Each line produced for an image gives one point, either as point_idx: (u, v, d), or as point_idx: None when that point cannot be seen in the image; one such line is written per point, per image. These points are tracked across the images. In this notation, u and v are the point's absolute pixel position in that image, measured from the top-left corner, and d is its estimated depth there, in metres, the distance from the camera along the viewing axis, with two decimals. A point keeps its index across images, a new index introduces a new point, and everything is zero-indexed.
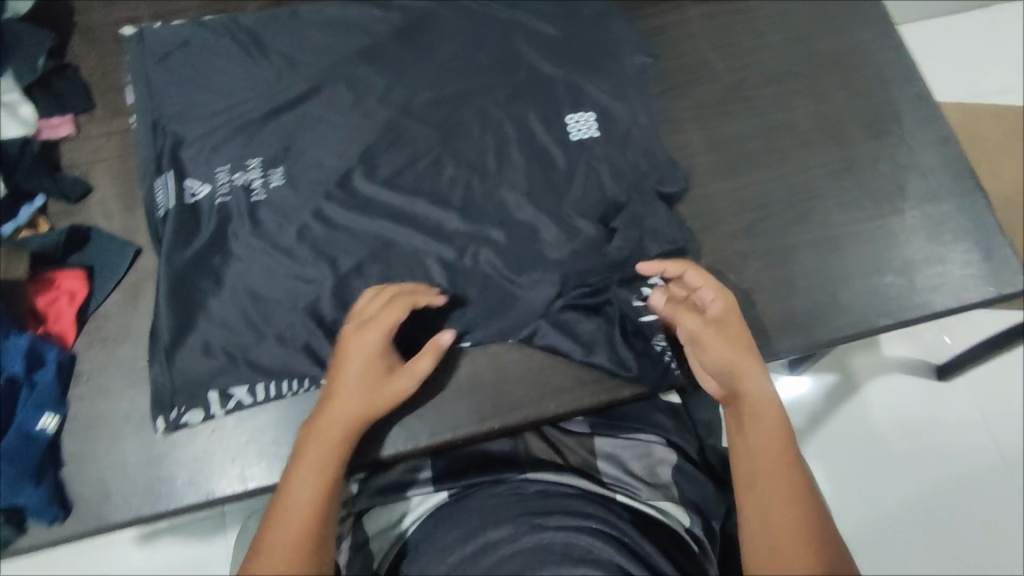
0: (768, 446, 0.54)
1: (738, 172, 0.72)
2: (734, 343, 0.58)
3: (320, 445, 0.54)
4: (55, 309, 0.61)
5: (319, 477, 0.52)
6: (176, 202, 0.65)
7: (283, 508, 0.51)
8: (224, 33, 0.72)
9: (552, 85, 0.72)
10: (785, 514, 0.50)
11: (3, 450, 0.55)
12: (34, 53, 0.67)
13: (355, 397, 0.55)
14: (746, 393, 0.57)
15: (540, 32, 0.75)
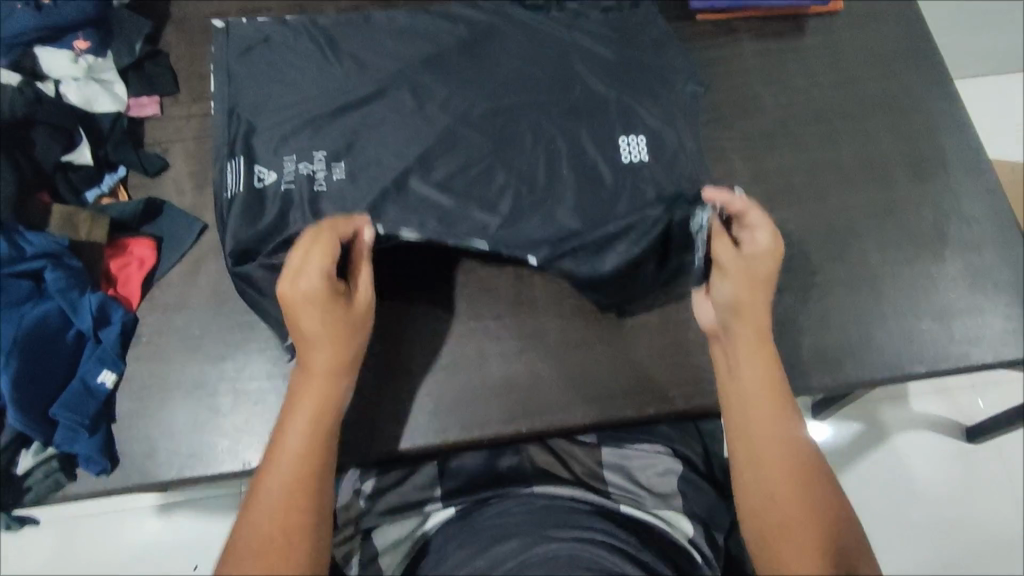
0: (763, 390, 0.57)
1: (781, 206, 0.73)
2: (750, 285, 0.61)
3: (317, 370, 0.56)
4: (125, 273, 0.66)
5: (317, 405, 0.55)
6: (245, 186, 0.69)
7: (286, 431, 0.54)
8: (303, 32, 0.77)
9: (607, 107, 0.75)
10: (770, 445, 0.54)
11: (65, 399, 0.59)
12: (132, 38, 0.73)
13: (332, 322, 0.56)
14: (751, 343, 0.59)
15: (600, 56, 0.78)
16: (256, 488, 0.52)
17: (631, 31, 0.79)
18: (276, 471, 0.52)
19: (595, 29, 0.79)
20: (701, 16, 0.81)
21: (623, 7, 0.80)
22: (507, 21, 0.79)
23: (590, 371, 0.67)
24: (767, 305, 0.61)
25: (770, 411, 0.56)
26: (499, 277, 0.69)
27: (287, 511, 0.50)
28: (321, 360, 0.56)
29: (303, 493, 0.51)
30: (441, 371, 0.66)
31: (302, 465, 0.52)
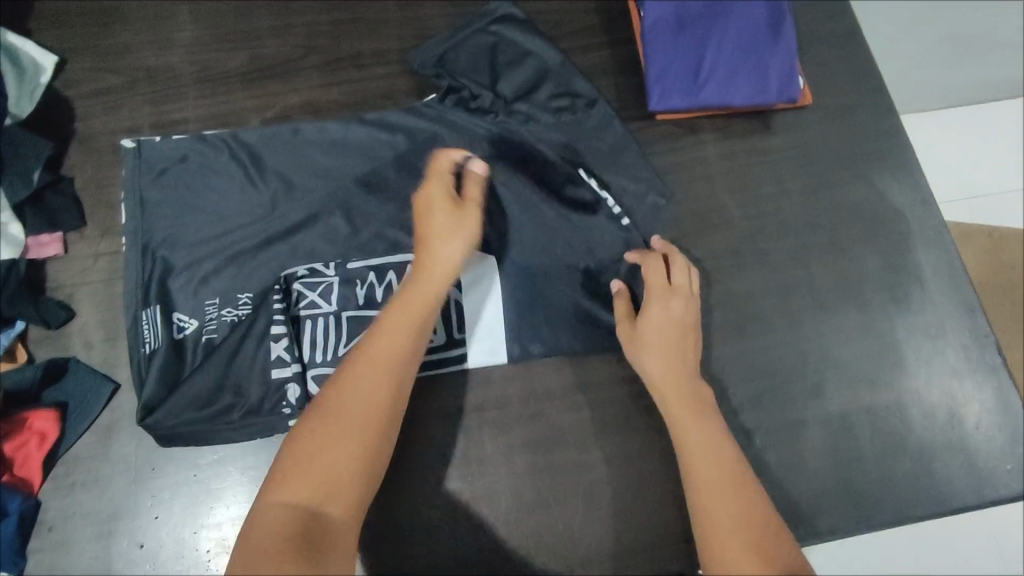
0: (720, 472, 0.52)
1: (748, 334, 0.68)
2: (668, 347, 0.60)
3: (429, 264, 0.56)
4: (23, 453, 0.59)
5: (421, 302, 0.54)
6: (164, 340, 0.62)
7: (378, 333, 0.52)
8: (222, 149, 0.68)
9: (562, 226, 0.67)
10: (729, 506, 0.50)
11: None
12: (28, 167, 0.65)
13: (462, 240, 0.56)
14: (676, 397, 0.57)
15: (552, 166, 0.69)
16: (333, 391, 0.49)
17: (588, 135, 0.71)
18: (358, 377, 0.49)
19: (548, 134, 0.70)
20: (661, 115, 0.75)
21: (578, 107, 0.71)
22: (448, 128, 0.70)
23: (545, 537, 0.61)
24: (682, 347, 0.60)
25: (708, 453, 0.54)
26: (445, 433, 0.63)
27: (365, 419, 0.48)
28: (452, 255, 0.56)
29: (382, 410, 0.49)
30: (382, 548, 0.60)
31: (380, 380, 0.50)
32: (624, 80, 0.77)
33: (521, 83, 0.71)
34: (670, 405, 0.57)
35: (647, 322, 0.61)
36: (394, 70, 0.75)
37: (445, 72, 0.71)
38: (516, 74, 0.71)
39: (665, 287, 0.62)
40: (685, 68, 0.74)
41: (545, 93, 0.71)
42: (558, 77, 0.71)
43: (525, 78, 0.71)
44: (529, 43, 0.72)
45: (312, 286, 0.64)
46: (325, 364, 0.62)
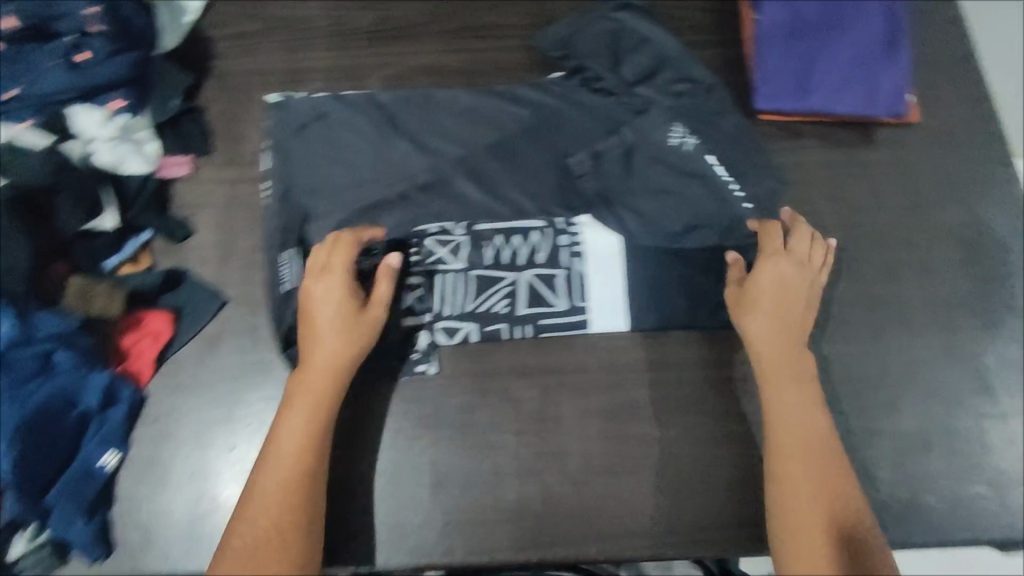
0: (817, 432, 0.60)
1: (830, 340, 0.68)
2: (786, 323, 0.64)
3: (318, 366, 0.60)
4: (137, 349, 0.63)
5: (329, 373, 0.60)
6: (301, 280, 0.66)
7: (280, 440, 0.58)
8: (360, 110, 0.74)
9: (682, 207, 0.71)
10: (811, 495, 0.57)
11: (65, 482, 0.58)
12: (170, 93, 0.70)
13: (338, 314, 0.61)
14: (790, 353, 0.63)
15: (676, 150, 0.73)
16: (257, 473, 0.57)
17: (708, 119, 0.75)
18: (271, 477, 0.56)
19: (667, 122, 0.74)
20: (762, 115, 0.76)
21: (697, 92, 0.75)
22: (572, 106, 0.75)
23: (608, 502, 0.62)
24: (798, 325, 0.65)
25: (810, 412, 0.61)
26: (524, 390, 0.65)
27: (279, 504, 0.55)
28: (330, 350, 0.61)
29: (302, 472, 0.57)
30: (451, 487, 0.62)
31: (299, 468, 0.57)
32: (732, 78, 0.78)
33: (638, 69, 0.76)
34: (785, 360, 0.63)
35: (767, 299, 0.65)
36: (512, 45, 0.79)
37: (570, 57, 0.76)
38: (638, 58, 0.76)
39: (788, 255, 0.67)
40: (796, 72, 0.75)
41: (663, 79, 0.76)
42: (675, 66, 0.76)
43: (643, 64, 0.76)
44: (651, 31, 0.76)
45: (442, 244, 0.68)
46: (451, 317, 0.66)
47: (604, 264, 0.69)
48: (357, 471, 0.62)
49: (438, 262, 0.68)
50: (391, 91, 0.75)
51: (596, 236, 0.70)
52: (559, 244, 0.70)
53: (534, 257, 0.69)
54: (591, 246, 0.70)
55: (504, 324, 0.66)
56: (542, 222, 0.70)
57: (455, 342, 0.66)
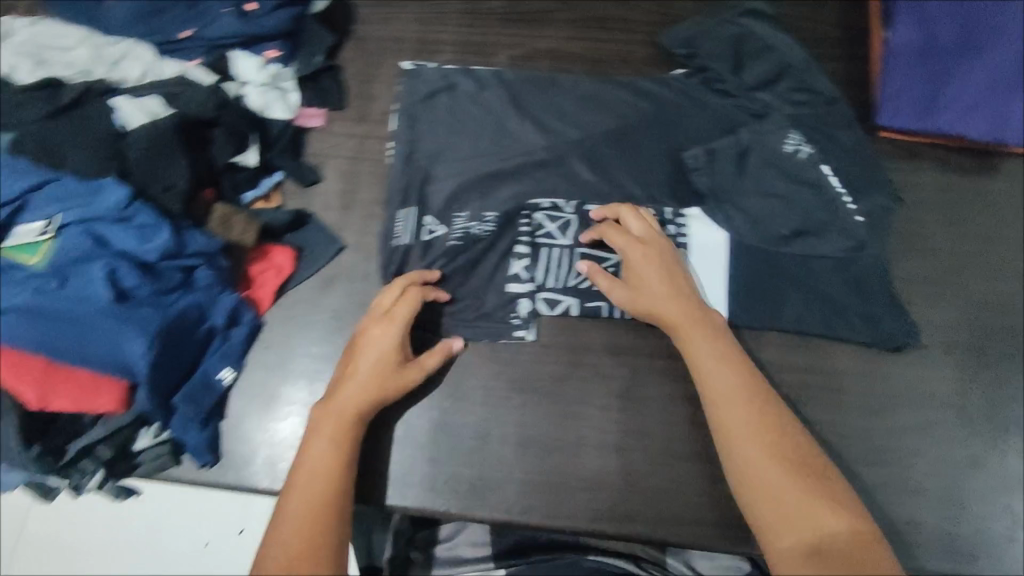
0: (744, 395, 0.58)
1: (931, 363, 0.67)
2: (672, 293, 0.63)
3: (348, 399, 0.59)
4: (262, 278, 0.68)
5: (360, 399, 0.60)
6: (415, 238, 0.70)
7: (306, 467, 0.56)
8: (488, 87, 0.77)
9: (794, 214, 0.70)
10: (781, 479, 0.53)
11: (188, 389, 0.62)
12: (315, 50, 0.75)
13: (384, 343, 0.62)
14: (693, 323, 0.62)
15: (790, 157, 0.72)
16: (285, 497, 0.55)
17: (828, 129, 0.74)
18: (299, 500, 0.55)
19: (785, 126, 0.73)
20: (882, 132, 0.75)
21: (816, 103, 0.75)
22: (689, 102, 0.77)
23: (689, 489, 0.62)
24: (660, 288, 0.63)
25: (732, 379, 0.59)
26: (614, 368, 0.67)
27: (309, 524, 0.54)
28: (371, 395, 0.60)
29: (331, 497, 0.55)
30: (537, 448, 0.64)
31: (327, 491, 0.55)
32: (853, 92, 0.78)
33: (761, 74, 0.76)
34: (681, 327, 0.62)
35: (642, 275, 0.64)
36: (633, 39, 0.81)
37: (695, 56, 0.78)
38: (760, 64, 0.76)
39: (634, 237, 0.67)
40: (924, 91, 0.74)
41: (784, 86, 0.75)
42: (797, 74, 0.75)
43: (766, 69, 0.76)
44: (775, 37, 0.76)
45: (552, 219, 0.71)
46: (554, 290, 0.69)
47: (707, 256, 0.70)
48: (448, 421, 0.65)
49: (547, 236, 0.70)
50: (516, 71, 0.79)
51: (701, 229, 0.71)
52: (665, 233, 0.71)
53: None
54: (692, 238, 0.71)
55: (605, 304, 0.68)
56: (651, 209, 0.72)
57: (555, 314, 0.68)
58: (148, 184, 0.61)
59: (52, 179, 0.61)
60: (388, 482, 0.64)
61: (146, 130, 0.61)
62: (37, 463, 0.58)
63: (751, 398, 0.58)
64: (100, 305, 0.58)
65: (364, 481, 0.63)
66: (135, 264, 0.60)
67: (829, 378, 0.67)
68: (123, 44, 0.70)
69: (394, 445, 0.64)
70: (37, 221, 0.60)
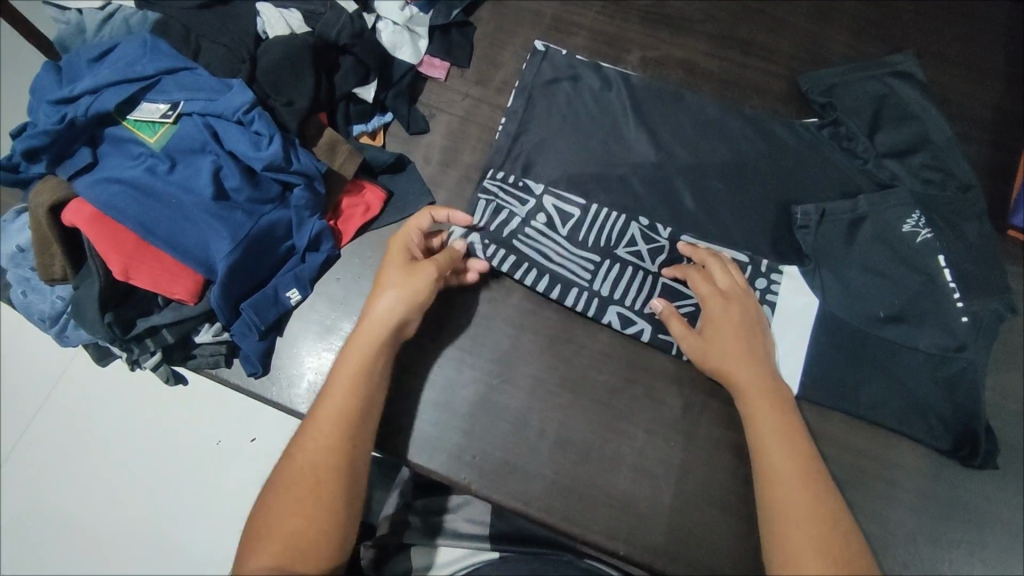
0: (796, 466, 0.54)
1: (1000, 484, 0.63)
2: (739, 345, 0.60)
3: (374, 325, 0.58)
4: (350, 212, 0.69)
5: (360, 377, 0.56)
6: (493, 218, 0.68)
7: (322, 402, 0.55)
8: (611, 88, 0.74)
9: (897, 300, 0.66)
10: (820, 561, 0.49)
11: (258, 299, 0.64)
12: (455, 4, 0.75)
13: (402, 284, 0.59)
14: (759, 388, 0.58)
15: (904, 239, 0.67)
16: (302, 431, 0.55)
17: (954, 219, 0.68)
18: (308, 438, 0.54)
19: (908, 205, 0.68)
20: (1012, 232, 0.71)
21: (947, 186, 0.69)
22: (813, 155, 0.72)
23: (711, 533, 0.61)
24: (734, 345, 0.60)
25: (782, 443, 0.55)
26: (667, 394, 0.65)
27: (317, 465, 0.52)
28: (390, 315, 0.59)
29: (333, 471, 0.52)
30: (572, 452, 0.63)
31: (337, 425, 0.54)
32: (990, 183, 0.73)
33: (895, 143, 0.71)
34: (741, 381, 0.59)
35: (709, 323, 0.62)
36: (772, 68, 0.77)
37: (831, 106, 0.74)
38: (899, 131, 0.71)
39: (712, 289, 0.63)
40: None
41: (918, 160, 0.70)
42: (936, 151, 0.70)
43: (904, 138, 0.71)
44: (922, 107, 0.72)
45: (647, 238, 0.68)
46: (629, 309, 0.67)
47: (794, 321, 0.67)
48: (492, 399, 0.65)
49: (635, 254, 0.68)
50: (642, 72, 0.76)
51: (794, 290, 0.67)
52: (754, 286, 0.67)
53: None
54: (780, 296, 0.67)
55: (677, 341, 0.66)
56: (746, 257, 0.68)
57: (626, 333, 0.67)
58: (272, 95, 0.64)
59: (185, 68, 0.63)
60: (421, 442, 0.64)
61: (284, 43, 0.64)
62: (108, 330, 0.60)
63: (801, 467, 0.54)
64: (201, 200, 0.60)
65: (398, 434, 0.64)
66: (241, 169, 0.62)
67: (886, 467, 0.64)
68: None
69: (434, 407, 0.65)
70: (160, 104, 0.62)
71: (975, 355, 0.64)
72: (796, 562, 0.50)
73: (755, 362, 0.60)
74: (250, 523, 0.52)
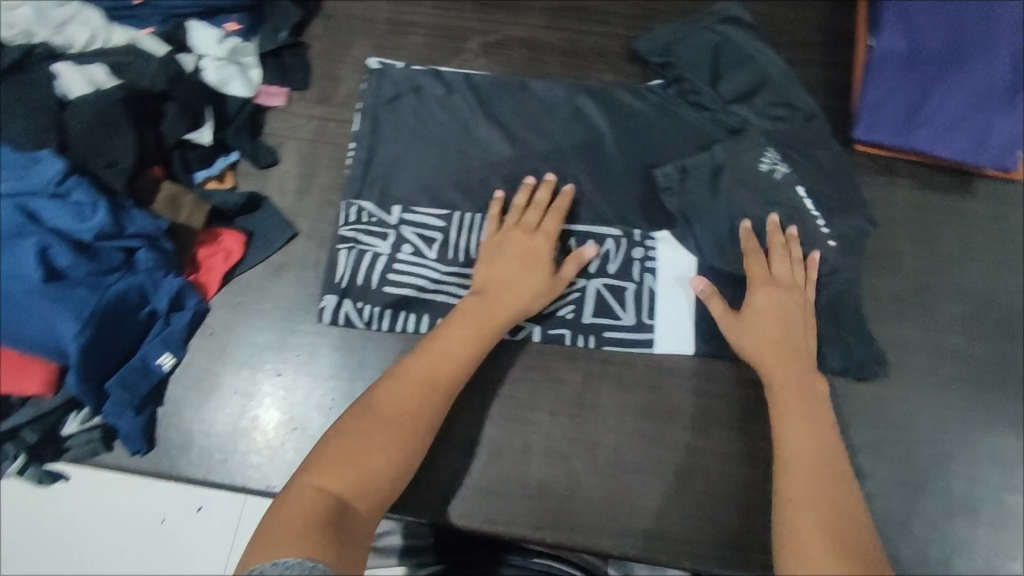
0: (818, 457, 0.54)
1: (890, 386, 0.66)
2: (782, 317, 0.61)
3: (497, 294, 0.61)
4: (210, 262, 0.66)
5: (472, 347, 0.58)
6: (357, 263, 0.66)
7: (434, 343, 0.58)
8: (456, 89, 0.73)
9: (769, 235, 0.67)
10: (826, 539, 0.48)
11: (125, 374, 0.60)
12: (279, 26, 0.72)
13: (520, 262, 0.62)
14: (792, 368, 0.59)
15: (763, 176, 0.68)
16: (410, 360, 0.57)
17: (807, 145, 0.70)
18: (410, 374, 0.55)
19: (760, 144, 0.69)
20: (860, 146, 0.74)
21: (794, 118, 0.71)
22: (666, 115, 0.73)
23: (632, 499, 0.62)
24: (791, 327, 0.61)
25: (807, 426, 0.56)
26: (567, 372, 0.65)
27: (413, 406, 0.54)
28: (520, 290, 0.61)
29: (424, 418, 0.54)
30: (482, 453, 0.63)
31: (441, 373, 0.56)
32: (833, 104, 0.76)
33: (739, 86, 0.72)
34: (773, 355, 0.60)
35: (752, 303, 0.62)
36: (611, 32, 0.78)
37: (670, 66, 0.74)
38: (738, 75, 0.72)
39: (776, 282, 0.63)
40: (904, 104, 0.72)
41: (762, 101, 0.72)
42: (777, 88, 0.72)
43: (741, 83, 0.72)
44: (755, 47, 0.73)
45: None
46: None
47: (676, 284, 0.67)
48: None
49: None
50: (485, 64, 0.76)
51: (671, 255, 0.68)
52: (632, 256, 0.68)
53: (605, 266, 0.67)
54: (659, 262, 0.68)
55: (569, 331, 0.66)
56: (619, 232, 0.68)
57: (517, 339, 0.66)
58: (91, 158, 0.60)
59: None
60: None
61: (93, 103, 0.60)
62: None
63: (823, 455, 0.54)
64: (32, 285, 0.56)
65: None
66: (71, 244, 0.58)
67: None
68: (69, 6, 0.66)
69: None
70: None
71: (846, 272, 0.67)
72: (799, 537, 0.49)
73: (812, 359, 0.61)
74: (324, 434, 0.52)
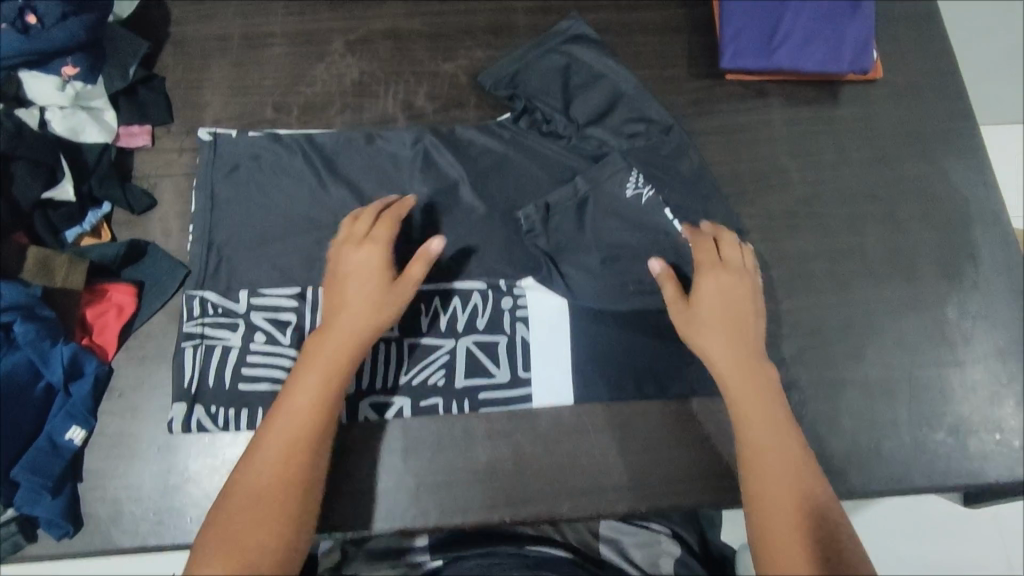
0: (789, 472, 0.54)
1: (797, 295, 0.70)
2: (741, 325, 0.60)
3: (338, 331, 0.57)
4: (102, 321, 0.62)
5: (320, 390, 0.55)
6: (210, 357, 0.62)
7: (281, 401, 0.54)
8: (296, 150, 0.68)
9: (662, 177, 0.68)
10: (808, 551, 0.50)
11: (30, 458, 0.56)
12: (126, 61, 0.68)
13: (357, 286, 0.58)
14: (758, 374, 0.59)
15: (630, 205, 0.66)
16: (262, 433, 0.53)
17: None
18: (264, 445, 0.52)
19: (623, 167, 0.66)
20: (729, 75, 0.76)
21: (651, 134, 0.69)
22: (519, 150, 0.70)
23: (580, 458, 0.63)
24: (749, 332, 0.60)
25: (782, 436, 0.56)
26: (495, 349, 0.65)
27: (276, 474, 0.51)
28: (360, 317, 0.57)
29: (292, 481, 0.51)
30: (425, 451, 0.63)
31: (297, 430, 0.53)
32: (698, 38, 0.78)
33: (591, 110, 0.70)
34: (734, 366, 0.59)
35: (703, 304, 0.61)
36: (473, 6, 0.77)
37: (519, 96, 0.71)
38: (591, 94, 0.70)
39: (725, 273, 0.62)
40: (759, 30, 0.75)
41: (617, 119, 0.70)
42: (630, 104, 0.70)
43: (597, 101, 0.70)
44: (605, 63, 0.70)
45: None
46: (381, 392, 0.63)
47: (551, 326, 0.65)
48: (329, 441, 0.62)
49: None
50: (353, 61, 0.74)
51: (541, 299, 0.66)
52: (502, 308, 0.65)
53: (473, 322, 0.65)
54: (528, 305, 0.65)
55: (441, 400, 0.63)
56: (484, 283, 0.66)
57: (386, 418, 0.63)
58: None
59: None
60: None
61: None
62: None
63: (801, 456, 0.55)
64: None
65: None
66: None
67: None
68: None
69: None
70: None
71: None
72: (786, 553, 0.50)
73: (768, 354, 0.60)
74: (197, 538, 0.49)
